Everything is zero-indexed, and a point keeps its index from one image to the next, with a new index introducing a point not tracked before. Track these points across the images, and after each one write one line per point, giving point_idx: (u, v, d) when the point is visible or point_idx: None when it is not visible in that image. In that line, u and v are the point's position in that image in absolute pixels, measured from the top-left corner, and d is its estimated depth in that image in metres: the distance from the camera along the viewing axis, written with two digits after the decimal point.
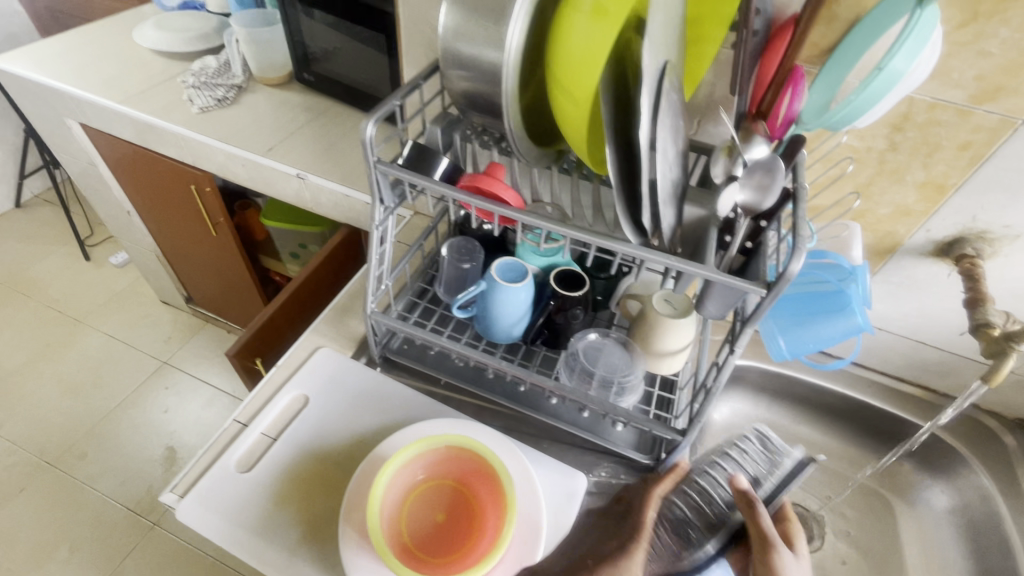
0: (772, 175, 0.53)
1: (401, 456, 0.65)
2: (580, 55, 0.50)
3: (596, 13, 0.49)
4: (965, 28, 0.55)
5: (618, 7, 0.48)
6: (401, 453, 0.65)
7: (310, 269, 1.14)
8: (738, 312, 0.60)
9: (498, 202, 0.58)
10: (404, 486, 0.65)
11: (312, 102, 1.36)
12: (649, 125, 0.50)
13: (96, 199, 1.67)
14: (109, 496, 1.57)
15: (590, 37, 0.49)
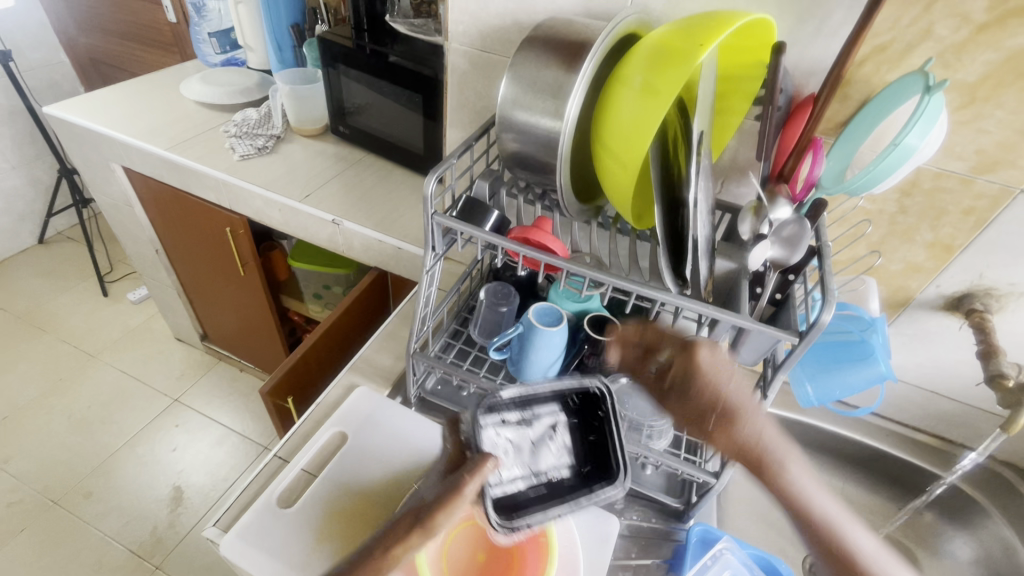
0: (801, 232, 0.60)
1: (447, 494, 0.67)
2: (631, 128, 0.58)
3: (644, 92, 0.57)
4: (965, 109, 0.62)
5: (666, 87, 0.55)
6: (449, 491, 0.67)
7: (341, 310, 1.18)
8: (768, 359, 0.64)
9: (546, 252, 0.63)
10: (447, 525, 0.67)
11: (346, 152, 1.44)
12: (695, 185, 0.57)
13: (127, 237, 1.73)
14: (111, 537, 1.53)
15: (638, 113, 0.57)
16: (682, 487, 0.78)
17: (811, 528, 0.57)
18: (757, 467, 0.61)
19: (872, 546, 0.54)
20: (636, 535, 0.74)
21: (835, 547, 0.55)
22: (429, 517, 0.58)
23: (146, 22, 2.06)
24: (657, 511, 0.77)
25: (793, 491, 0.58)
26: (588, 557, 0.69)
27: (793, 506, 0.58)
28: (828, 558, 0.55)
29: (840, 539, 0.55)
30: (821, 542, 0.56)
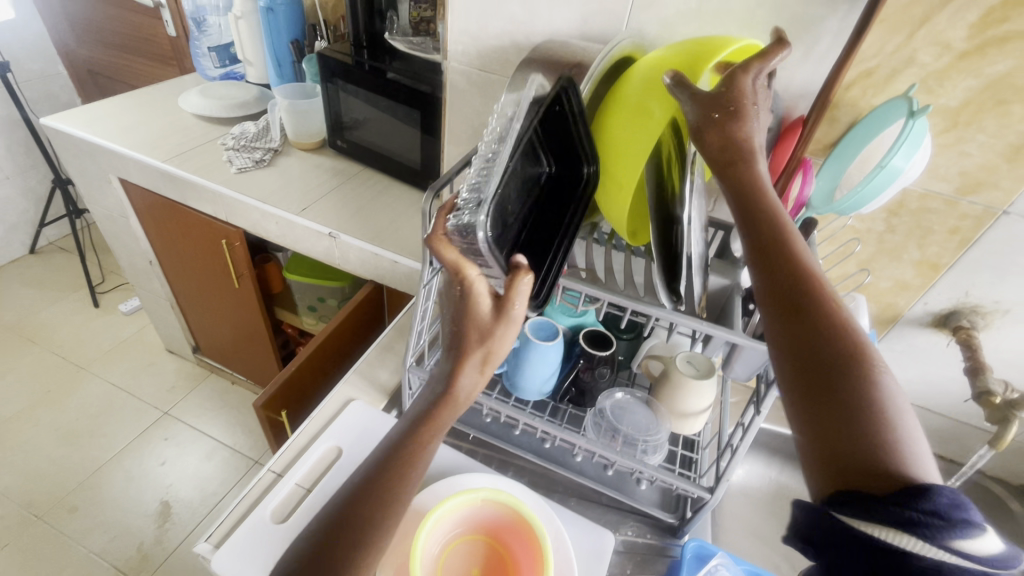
0: None
1: (445, 506, 0.67)
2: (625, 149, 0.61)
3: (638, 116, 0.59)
4: (948, 132, 0.64)
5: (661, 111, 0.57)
6: (447, 502, 0.67)
7: (336, 323, 1.18)
8: (761, 376, 0.65)
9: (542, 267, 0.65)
10: (444, 537, 0.67)
11: (343, 166, 1.45)
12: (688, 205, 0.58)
13: (121, 248, 1.73)
14: (96, 554, 1.50)
15: (634, 137, 0.59)
16: (677, 503, 0.78)
17: (812, 353, 0.44)
18: (777, 278, 0.48)
19: (899, 408, 0.40)
20: (631, 551, 0.74)
21: (829, 386, 0.42)
22: (457, 345, 0.49)
23: (146, 35, 2.08)
24: (652, 527, 0.77)
25: (813, 298, 0.46)
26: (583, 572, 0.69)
27: (800, 366, 0.44)
28: (802, 414, 0.42)
29: (844, 354, 0.43)
30: (825, 370, 0.42)
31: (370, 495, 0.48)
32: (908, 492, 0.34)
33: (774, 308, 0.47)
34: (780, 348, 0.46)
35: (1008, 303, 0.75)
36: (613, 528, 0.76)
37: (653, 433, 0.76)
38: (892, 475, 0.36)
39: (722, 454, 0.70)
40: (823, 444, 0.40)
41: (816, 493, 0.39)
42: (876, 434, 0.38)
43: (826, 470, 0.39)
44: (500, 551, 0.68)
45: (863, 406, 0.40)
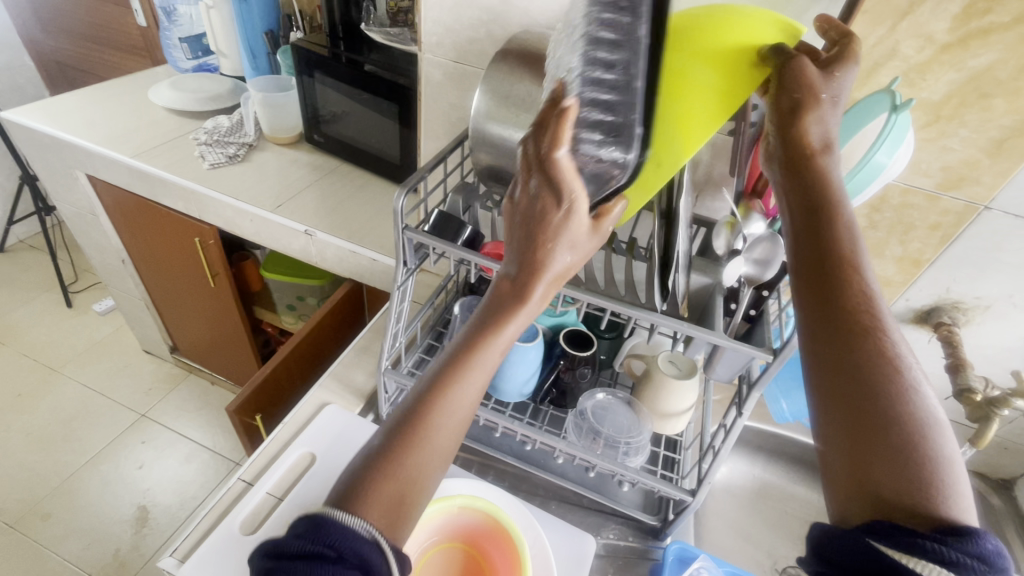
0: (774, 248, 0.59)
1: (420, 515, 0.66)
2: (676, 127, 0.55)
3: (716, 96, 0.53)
4: (930, 126, 0.63)
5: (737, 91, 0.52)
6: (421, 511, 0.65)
7: (313, 324, 1.14)
8: (743, 376, 0.64)
9: None
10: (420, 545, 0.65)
11: (321, 162, 1.41)
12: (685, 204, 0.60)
13: (92, 247, 1.67)
14: (71, 561, 1.46)
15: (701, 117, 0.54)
16: (660, 505, 0.77)
17: (858, 370, 0.38)
18: (833, 281, 0.42)
19: (942, 440, 0.36)
20: (612, 554, 0.73)
21: (874, 412, 0.37)
22: (532, 257, 0.47)
23: (117, 25, 2.00)
24: (634, 530, 0.75)
25: (869, 312, 0.41)
26: None
27: (843, 384, 0.39)
28: (837, 433, 0.38)
29: (894, 378, 0.38)
30: (872, 391, 0.38)
31: (425, 401, 0.45)
32: (951, 533, 0.32)
33: (824, 313, 0.41)
34: (819, 360, 0.40)
35: (988, 299, 0.75)
36: (594, 531, 0.75)
37: (635, 435, 0.75)
38: (932, 512, 0.33)
39: (704, 455, 0.69)
40: (860, 470, 0.36)
41: (840, 514, 0.37)
42: (920, 468, 0.35)
43: (860, 495, 0.36)
44: (477, 559, 0.66)
45: (911, 436, 0.36)
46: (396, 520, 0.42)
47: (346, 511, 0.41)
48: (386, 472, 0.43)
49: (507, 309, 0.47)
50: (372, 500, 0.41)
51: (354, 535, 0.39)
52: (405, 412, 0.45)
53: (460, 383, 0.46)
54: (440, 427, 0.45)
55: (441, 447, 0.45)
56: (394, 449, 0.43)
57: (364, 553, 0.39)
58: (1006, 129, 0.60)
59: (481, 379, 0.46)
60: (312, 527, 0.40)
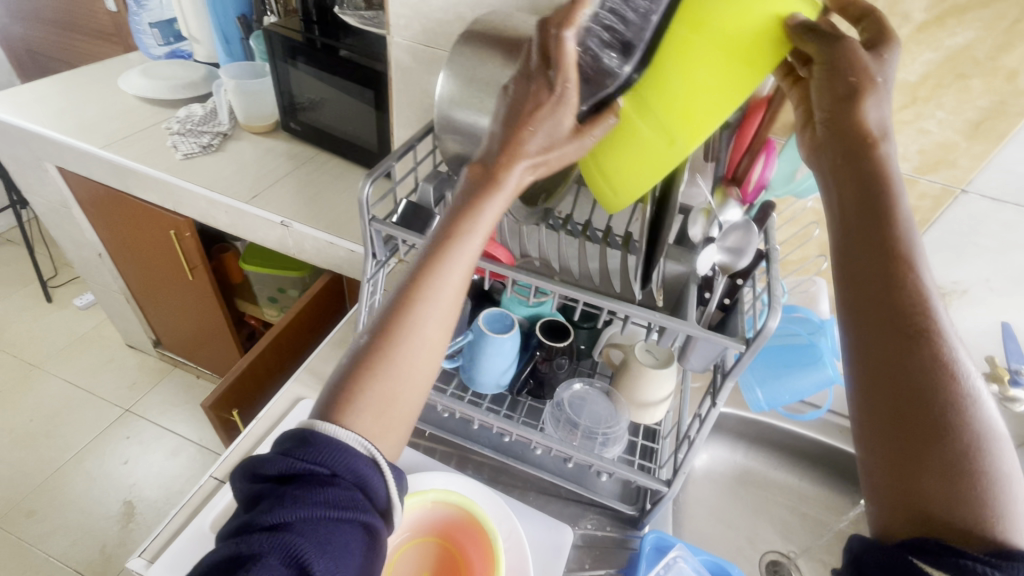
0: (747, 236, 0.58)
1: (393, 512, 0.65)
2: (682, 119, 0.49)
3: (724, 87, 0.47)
4: (907, 108, 0.62)
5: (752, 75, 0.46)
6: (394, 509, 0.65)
7: (290, 317, 1.12)
8: (718, 366, 0.63)
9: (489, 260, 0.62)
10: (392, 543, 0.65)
11: (298, 151, 1.38)
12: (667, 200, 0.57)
13: (67, 241, 1.64)
14: (57, 558, 1.45)
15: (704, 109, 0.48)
16: (638, 495, 0.77)
17: (916, 380, 0.36)
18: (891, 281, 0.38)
19: (999, 456, 0.34)
20: (590, 544, 0.73)
21: (934, 428, 0.35)
22: (512, 141, 0.46)
23: (86, 11, 1.94)
24: (612, 520, 0.75)
25: (930, 317, 0.37)
26: (539, 568, 0.68)
27: (901, 394, 0.36)
28: (888, 445, 0.36)
29: (952, 386, 0.35)
30: (931, 404, 0.35)
31: (404, 294, 0.45)
32: (998, 556, 0.31)
33: (882, 315, 0.38)
34: (871, 365, 0.38)
35: (966, 283, 0.74)
36: (572, 522, 0.75)
37: (612, 426, 0.74)
38: (983, 534, 0.32)
39: (679, 445, 0.68)
40: (910, 485, 0.34)
41: (882, 527, 0.36)
42: (976, 488, 0.33)
43: (906, 510, 0.34)
44: (451, 554, 0.66)
45: (969, 455, 0.34)
46: (384, 413, 0.43)
47: (332, 424, 0.41)
48: (375, 373, 0.43)
49: (481, 194, 0.46)
50: (362, 402, 0.42)
51: (343, 449, 0.40)
52: (387, 310, 0.45)
53: (436, 278, 0.45)
54: (424, 316, 0.45)
55: (425, 341, 0.45)
56: (377, 346, 0.44)
57: (358, 469, 0.40)
58: (982, 110, 0.59)
59: (462, 268, 0.46)
60: (299, 444, 0.40)
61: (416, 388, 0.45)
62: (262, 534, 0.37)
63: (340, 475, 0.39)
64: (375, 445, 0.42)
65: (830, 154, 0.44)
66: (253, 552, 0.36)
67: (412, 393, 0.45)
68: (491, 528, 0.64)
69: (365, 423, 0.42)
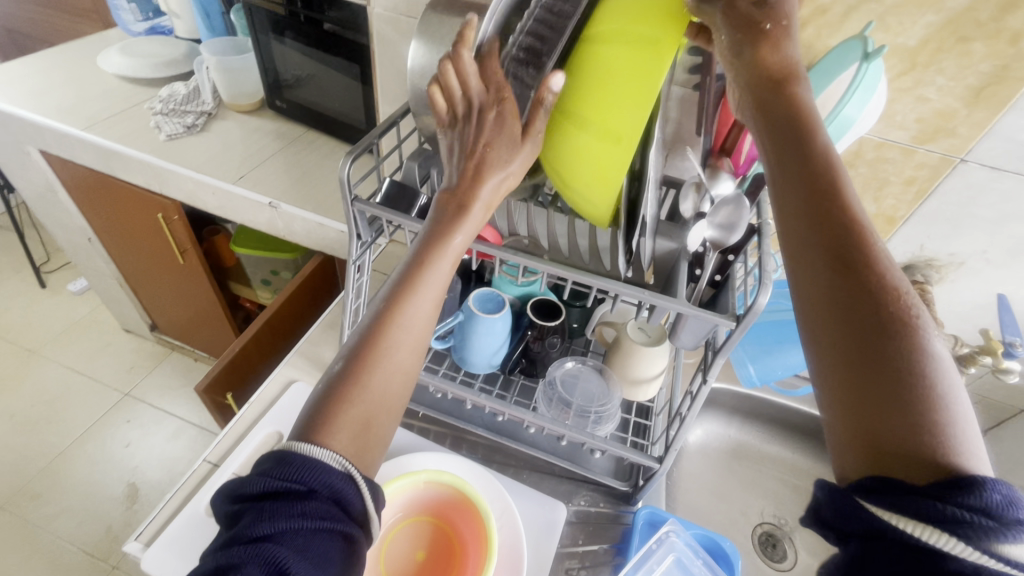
0: (739, 211, 0.57)
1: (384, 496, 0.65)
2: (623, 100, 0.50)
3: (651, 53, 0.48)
4: (905, 75, 0.60)
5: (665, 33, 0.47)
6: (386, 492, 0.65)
7: (283, 299, 1.11)
8: (709, 342, 0.62)
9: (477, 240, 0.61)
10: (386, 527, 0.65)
11: (285, 129, 1.35)
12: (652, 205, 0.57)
13: (55, 225, 1.61)
14: (64, 539, 1.48)
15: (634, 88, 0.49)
16: (630, 471, 0.77)
17: (857, 314, 0.34)
18: (821, 220, 0.38)
19: (947, 383, 0.33)
20: (584, 520, 0.73)
21: (875, 361, 0.33)
22: (475, 168, 0.51)
23: None
24: (605, 496, 0.76)
25: (865, 250, 0.36)
26: (533, 545, 0.69)
27: (840, 334, 0.35)
28: (836, 386, 0.34)
29: (892, 311, 0.34)
30: (869, 337, 0.34)
31: (378, 319, 0.47)
32: (954, 484, 0.29)
33: (815, 253, 0.37)
34: (813, 307, 0.37)
35: (963, 255, 0.73)
36: (565, 498, 0.76)
37: (605, 404, 0.74)
38: (941, 463, 0.30)
39: (671, 422, 0.68)
40: (861, 424, 0.33)
41: (845, 472, 0.34)
42: (925, 417, 0.31)
43: (864, 452, 0.33)
44: (446, 534, 0.66)
45: (914, 384, 0.32)
46: (364, 438, 0.44)
47: (308, 442, 0.41)
48: (350, 394, 0.44)
49: (449, 222, 0.51)
50: (339, 422, 0.43)
51: (320, 466, 0.40)
52: (360, 336, 0.47)
53: (413, 298, 0.48)
54: (395, 339, 0.47)
55: (398, 365, 0.47)
56: (351, 369, 0.45)
57: (334, 483, 0.40)
58: (984, 75, 0.57)
59: (432, 293, 0.49)
60: (276, 464, 0.40)
61: (390, 408, 0.46)
62: (242, 548, 0.37)
63: (318, 490, 0.39)
64: (352, 462, 0.42)
65: (750, 105, 0.45)
66: (231, 564, 0.36)
67: (387, 411, 0.46)
68: (484, 506, 0.65)
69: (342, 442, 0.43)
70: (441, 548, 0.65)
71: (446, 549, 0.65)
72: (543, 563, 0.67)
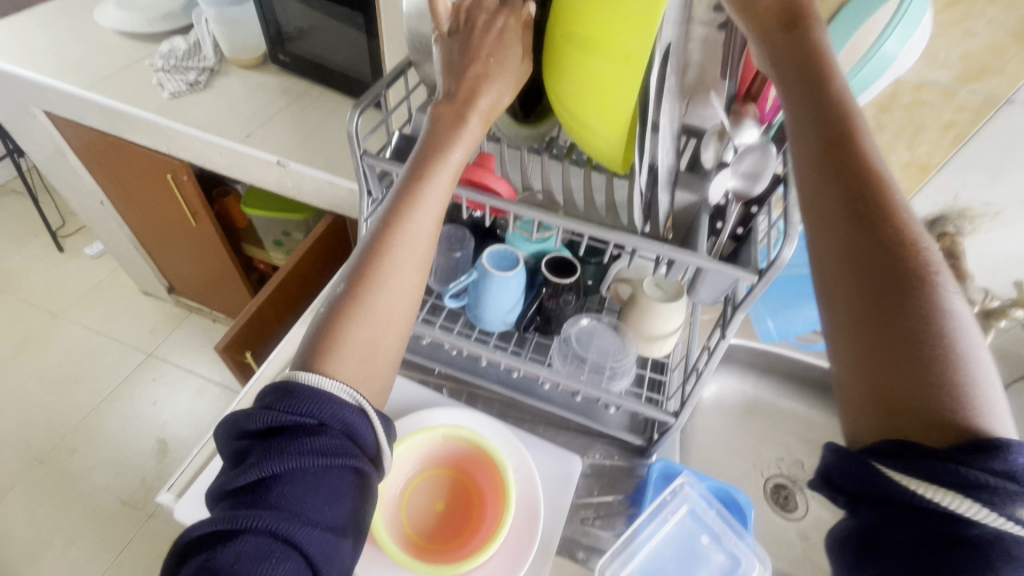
0: (767, 159, 0.56)
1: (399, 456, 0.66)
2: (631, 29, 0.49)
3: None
4: (953, 7, 0.55)
5: None
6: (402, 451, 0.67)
7: (295, 260, 1.11)
8: (729, 297, 0.61)
9: (488, 194, 0.57)
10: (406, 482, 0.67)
11: (290, 85, 1.31)
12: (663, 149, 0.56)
13: (67, 189, 1.61)
14: (102, 490, 1.56)
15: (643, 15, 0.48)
16: (646, 426, 0.77)
17: (881, 289, 0.36)
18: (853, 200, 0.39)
19: (969, 349, 0.34)
20: (598, 473, 0.75)
21: (899, 339, 0.35)
22: (467, 93, 0.52)
23: None
24: (620, 449, 0.77)
25: (884, 214, 0.38)
26: (549, 497, 0.70)
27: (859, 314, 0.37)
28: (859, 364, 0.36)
29: (913, 272, 0.36)
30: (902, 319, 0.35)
31: (368, 258, 0.48)
32: (974, 448, 0.30)
33: (836, 213, 0.39)
34: (841, 289, 0.38)
35: (999, 205, 0.70)
36: (581, 452, 0.77)
37: (621, 358, 0.74)
38: (962, 424, 0.32)
39: (687, 377, 0.68)
40: (879, 398, 0.34)
41: (858, 436, 0.36)
42: (941, 390, 0.33)
43: (877, 416, 0.35)
44: (463, 486, 0.68)
45: (935, 348, 0.34)
46: (364, 368, 0.46)
47: (311, 374, 0.43)
48: (348, 332, 0.46)
49: (446, 135, 0.51)
50: (340, 356, 0.45)
51: (328, 400, 0.41)
52: (352, 275, 0.48)
53: (413, 217, 0.49)
54: (391, 278, 0.48)
55: (391, 301, 0.48)
56: (342, 309, 0.47)
57: (345, 418, 0.42)
58: None
59: (425, 222, 0.49)
60: (281, 396, 0.41)
61: (388, 342, 0.48)
62: (251, 502, 0.38)
63: (327, 424, 0.41)
64: (359, 392, 0.44)
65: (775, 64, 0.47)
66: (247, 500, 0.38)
67: (385, 346, 0.48)
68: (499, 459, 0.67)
69: (347, 372, 0.45)
70: (459, 499, 0.67)
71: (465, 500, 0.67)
72: (560, 514, 0.68)
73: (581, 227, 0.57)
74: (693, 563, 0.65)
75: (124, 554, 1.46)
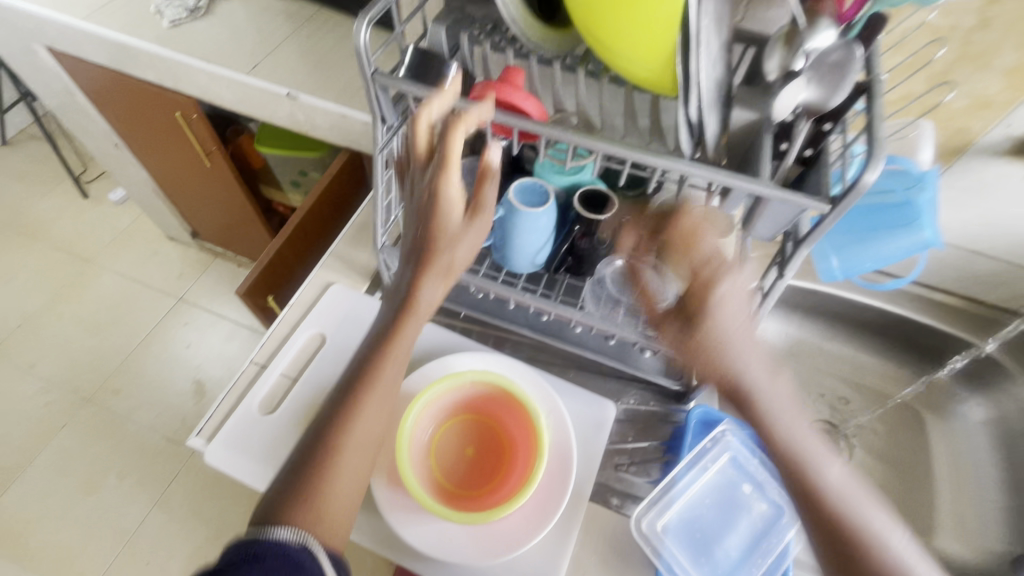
0: (847, 69, 0.46)
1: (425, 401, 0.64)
2: None
3: None
4: None
5: None
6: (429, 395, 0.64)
7: (312, 200, 1.07)
8: (789, 232, 0.54)
9: (518, 117, 0.49)
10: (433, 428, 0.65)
11: (295, 8, 1.21)
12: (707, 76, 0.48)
13: (81, 133, 1.57)
14: (147, 427, 1.64)
15: None
16: (684, 371, 0.73)
17: None
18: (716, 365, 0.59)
19: None
20: (633, 419, 0.71)
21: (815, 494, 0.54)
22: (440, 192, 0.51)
23: None
24: (655, 395, 0.73)
25: None
26: (582, 443, 0.68)
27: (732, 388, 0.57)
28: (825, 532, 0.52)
29: None
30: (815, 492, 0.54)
31: (319, 450, 0.49)
32: None
33: None
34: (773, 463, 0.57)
35: None
36: (614, 397, 0.73)
37: (660, 300, 0.69)
38: None
39: (735, 321, 0.62)
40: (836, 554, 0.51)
41: None
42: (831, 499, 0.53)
43: None
44: (492, 434, 0.66)
45: None
46: (316, 518, 0.45)
47: (275, 526, 0.43)
48: (309, 496, 0.46)
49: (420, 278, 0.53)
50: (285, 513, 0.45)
51: (289, 550, 0.42)
52: (302, 461, 0.49)
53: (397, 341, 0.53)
54: (352, 462, 0.49)
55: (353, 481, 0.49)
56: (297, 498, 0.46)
57: (290, 553, 0.42)
58: None
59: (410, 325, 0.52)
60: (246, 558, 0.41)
61: (347, 512, 0.48)
62: None
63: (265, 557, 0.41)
64: (310, 530, 0.45)
65: None
66: None
67: (337, 514, 0.47)
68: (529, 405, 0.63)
69: (300, 518, 0.44)
70: (490, 446, 0.65)
71: (495, 449, 0.65)
72: (593, 460, 0.67)
73: (624, 153, 0.49)
74: (733, 512, 0.62)
75: (173, 486, 1.55)
